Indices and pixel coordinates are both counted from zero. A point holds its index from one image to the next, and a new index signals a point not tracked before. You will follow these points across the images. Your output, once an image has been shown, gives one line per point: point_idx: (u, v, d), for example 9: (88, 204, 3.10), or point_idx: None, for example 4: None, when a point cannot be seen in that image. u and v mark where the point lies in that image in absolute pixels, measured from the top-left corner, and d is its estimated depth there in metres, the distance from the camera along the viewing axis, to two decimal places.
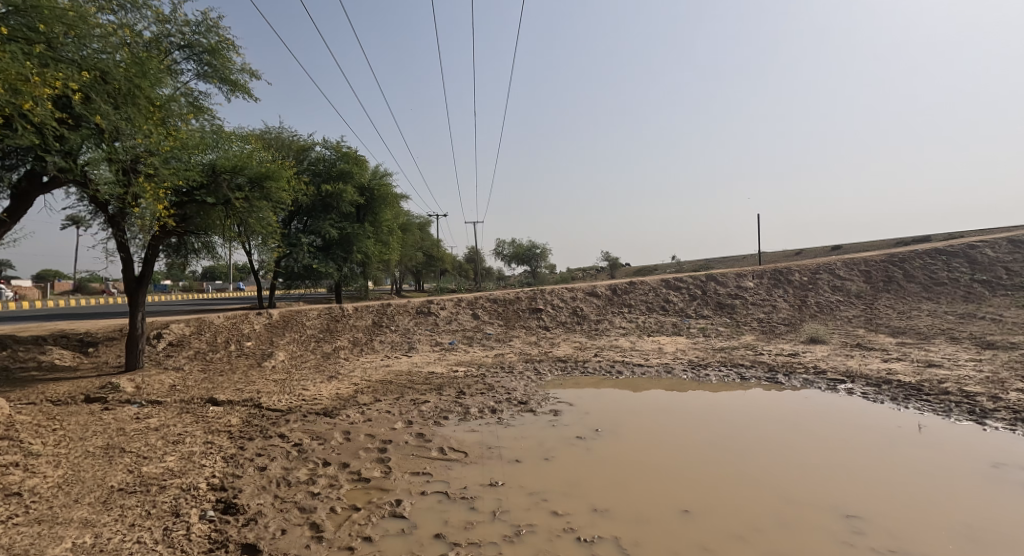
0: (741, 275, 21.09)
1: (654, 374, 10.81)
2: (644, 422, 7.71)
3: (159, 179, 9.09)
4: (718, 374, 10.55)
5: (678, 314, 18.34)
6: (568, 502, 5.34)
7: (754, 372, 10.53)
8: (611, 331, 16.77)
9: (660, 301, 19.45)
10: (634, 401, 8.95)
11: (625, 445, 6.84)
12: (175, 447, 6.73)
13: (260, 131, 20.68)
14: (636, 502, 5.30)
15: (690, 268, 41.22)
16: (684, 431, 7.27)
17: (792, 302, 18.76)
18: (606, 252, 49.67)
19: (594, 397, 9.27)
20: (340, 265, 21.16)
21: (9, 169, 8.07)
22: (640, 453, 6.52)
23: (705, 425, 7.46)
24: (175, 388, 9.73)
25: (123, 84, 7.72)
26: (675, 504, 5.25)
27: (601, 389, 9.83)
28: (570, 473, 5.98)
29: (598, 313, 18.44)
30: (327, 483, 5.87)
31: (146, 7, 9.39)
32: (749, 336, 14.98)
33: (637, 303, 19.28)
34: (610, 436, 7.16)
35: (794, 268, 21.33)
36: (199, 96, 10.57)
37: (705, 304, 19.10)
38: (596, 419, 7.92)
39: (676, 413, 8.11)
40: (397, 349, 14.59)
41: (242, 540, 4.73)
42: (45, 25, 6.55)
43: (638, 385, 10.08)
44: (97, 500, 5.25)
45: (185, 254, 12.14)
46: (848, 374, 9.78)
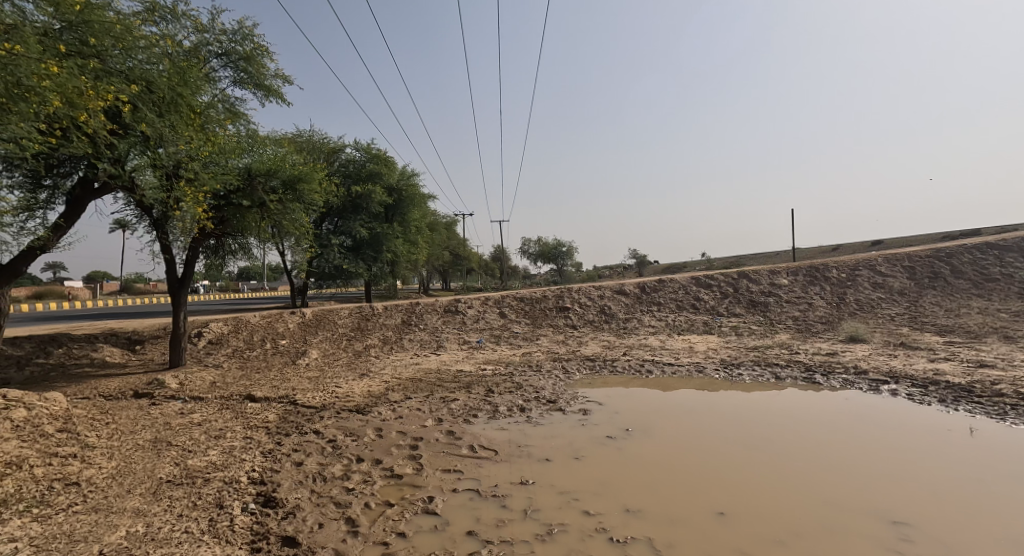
0: (775, 272, 20.61)
1: (685, 373, 10.67)
2: (674, 421, 7.68)
3: (198, 183, 9.35)
4: (752, 374, 10.34)
5: (709, 313, 18.03)
6: (599, 502, 5.33)
7: (790, 372, 10.28)
8: (641, 330, 16.60)
9: (690, 299, 19.14)
10: (664, 400, 8.92)
11: (655, 445, 6.80)
12: (218, 442, 6.98)
13: (292, 135, 21.17)
14: (668, 502, 5.28)
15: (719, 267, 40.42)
16: (717, 431, 7.20)
17: (830, 300, 18.24)
18: (635, 250, 49.09)
19: (624, 396, 9.24)
20: (370, 265, 21.49)
21: (64, 176, 8.47)
22: (670, 452, 6.51)
23: (738, 425, 7.40)
24: (215, 385, 10.07)
25: (167, 93, 8.06)
26: (710, 505, 5.20)
27: (630, 389, 9.77)
28: (601, 472, 5.98)
29: (626, 312, 18.28)
30: (361, 479, 5.99)
31: (186, 17, 9.73)
32: (784, 335, 14.65)
33: (666, 301, 19.04)
34: (641, 436, 7.12)
35: (832, 265, 20.74)
36: (235, 102, 10.91)
37: (737, 302, 18.71)
38: (626, 418, 7.87)
39: (707, 412, 8.06)
40: (426, 348, 14.72)
41: (283, 533, 4.88)
42: (94, 38, 6.88)
43: (668, 385, 9.96)
44: (148, 491, 5.49)
45: (223, 255, 12.51)
46: (891, 374, 9.46)
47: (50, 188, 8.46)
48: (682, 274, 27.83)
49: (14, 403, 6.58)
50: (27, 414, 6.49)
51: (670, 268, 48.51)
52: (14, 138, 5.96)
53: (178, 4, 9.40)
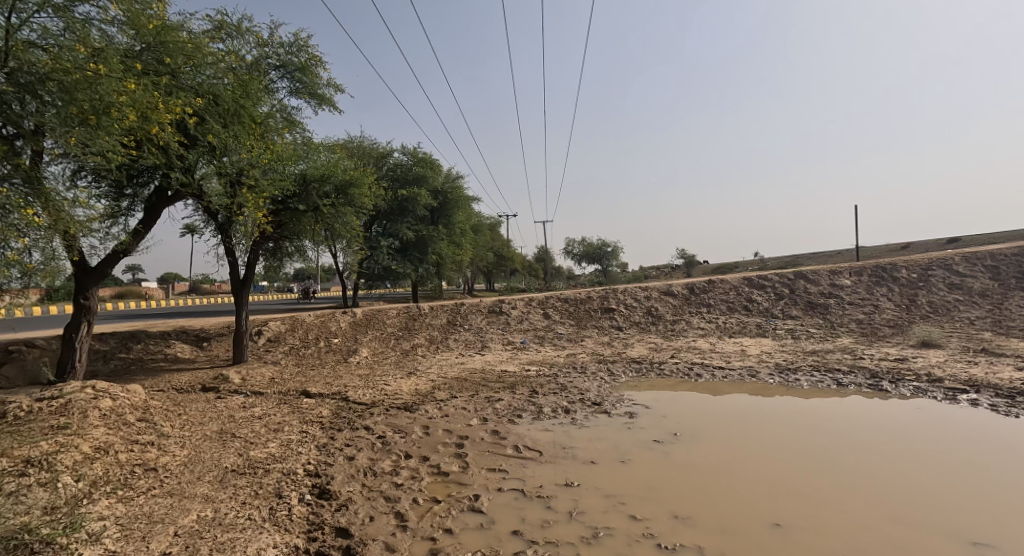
0: (836, 273, 19.78)
1: (736, 377, 10.45)
2: (724, 427, 7.59)
3: (259, 190, 9.84)
4: (810, 379, 10.02)
5: (763, 315, 17.49)
6: (646, 507, 5.35)
7: (853, 378, 9.89)
8: (689, 332, 16.31)
9: (742, 300, 18.64)
10: (714, 404, 8.81)
11: (704, 449, 6.77)
12: (277, 435, 7.41)
13: (343, 141, 22.00)
14: (719, 510, 5.25)
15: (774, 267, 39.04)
16: (771, 439, 7.05)
17: (899, 302, 17.35)
18: (683, 250, 48.08)
19: (671, 399, 9.17)
20: (417, 266, 22.01)
21: (142, 186, 9.21)
22: (721, 458, 6.47)
23: (793, 432, 7.26)
24: (274, 381, 10.63)
25: (231, 106, 8.63)
26: (766, 516, 5.13)
27: (678, 392, 9.67)
28: (648, 477, 5.99)
29: (674, 313, 18.01)
30: (409, 475, 6.24)
31: (249, 32, 10.34)
32: (845, 339, 14.06)
33: (716, 303, 18.61)
34: (690, 441, 7.06)
35: (901, 265, 19.70)
36: (292, 111, 11.50)
37: (794, 304, 18.10)
38: (674, 423, 7.82)
39: (760, 418, 7.93)
40: (471, 348, 14.99)
41: (337, 524, 5.15)
42: (169, 57, 7.45)
43: (718, 389, 9.79)
44: (215, 479, 5.91)
45: (280, 257, 13.16)
46: (970, 384, 8.94)
47: (131, 197, 9.23)
48: (735, 274, 27.07)
49: (102, 394, 7.19)
50: (112, 403, 7.07)
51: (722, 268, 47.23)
52: (102, 152, 6.53)
53: (242, 21, 10.01)
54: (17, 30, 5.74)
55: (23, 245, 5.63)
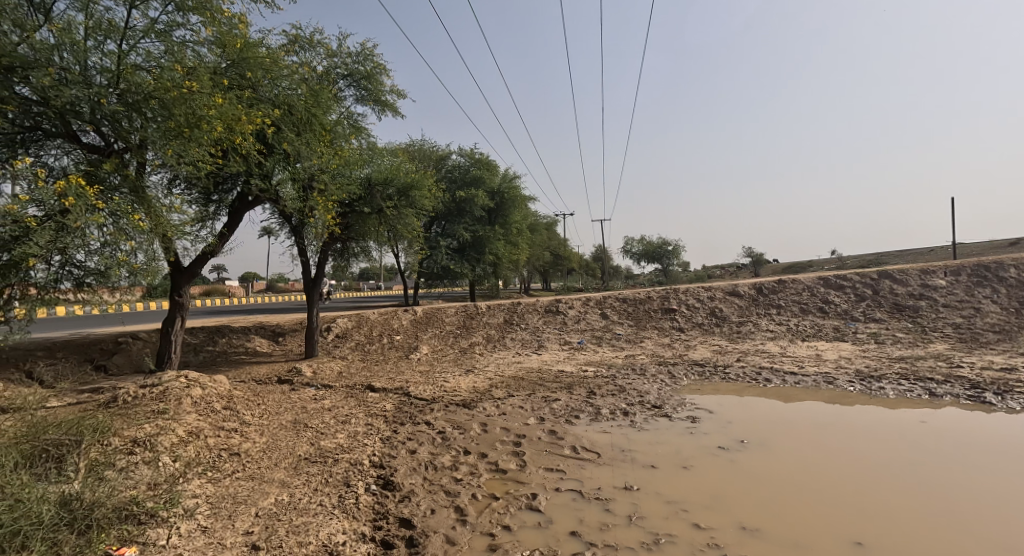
0: (928, 273, 18.46)
1: (811, 384, 10.00)
2: (796, 436, 7.31)
3: (329, 193, 10.30)
4: (897, 388, 9.42)
5: (840, 317, 16.52)
6: (711, 516, 5.28)
7: (949, 388, 9.21)
8: (756, 334, 15.71)
9: (817, 301, 17.74)
10: (786, 411, 8.48)
11: (774, 459, 6.56)
12: (344, 426, 7.83)
13: (405, 145, 22.75)
14: (793, 525, 5.08)
15: (855, 266, 36.76)
16: (846, 451, 6.74)
17: (1005, 304, 15.96)
18: (751, 249, 46.23)
19: (737, 404, 8.92)
20: (474, 266, 22.40)
21: (226, 192, 9.96)
22: (793, 469, 6.24)
23: (874, 444, 6.89)
24: (341, 375, 11.21)
25: (304, 114, 9.21)
26: (844, 533, 4.94)
27: (744, 397, 9.40)
28: (712, 484, 5.89)
29: (739, 315, 17.40)
30: (468, 471, 6.44)
31: (320, 45, 10.95)
32: (938, 345, 13.05)
33: (787, 303, 17.84)
34: (757, 450, 6.86)
35: (1008, 265, 18.11)
36: (358, 117, 12.06)
37: (877, 306, 17.00)
38: (740, 429, 7.62)
39: (837, 428, 7.57)
40: (527, 348, 15.09)
41: (400, 515, 5.40)
42: (250, 72, 8.05)
43: (789, 396, 9.42)
44: (290, 465, 6.34)
45: (347, 258, 13.81)
46: None
47: (217, 202, 9.99)
48: (808, 274, 25.71)
49: (193, 383, 7.87)
50: (201, 392, 7.73)
51: (793, 268, 44.92)
52: (193, 162, 7.09)
53: (314, 34, 10.62)
54: (125, 55, 6.41)
55: (130, 247, 6.23)
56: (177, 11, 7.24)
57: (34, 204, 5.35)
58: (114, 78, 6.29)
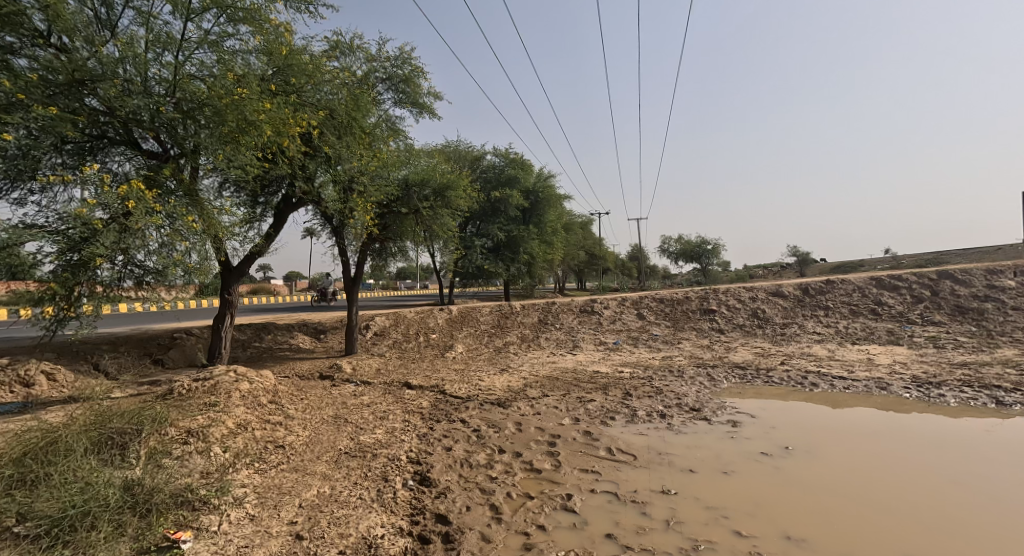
0: (994, 274, 17.52)
1: (862, 389, 9.66)
2: (847, 444, 7.07)
3: (368, 195, 10.52)
4: (958, 395, 8.99)
5: (894, 320, 15.81)
6: (754, 524, 5.18)
7: (1017, 397, 8.72)
8: (802, 336, 15.24)
9: (870, 303, 17.07)
10: (834, 418, 8.21)
11: (822, 467, 6.37)
12: (383, 422, 8.03)
13: (441, 146, 23.04)
14: (845, 538, 4.91)
15: (911, 266, 35.10)
16: (900, 460, 6.49)
17: None
18: (797, 248, 44.79)
19: (781, 409, 8.71)
20: (509, 265, 22.51)
21: (272, 194, 10.36)
22: (843, 478, 6.04)
23: (931, 454, 6.60)
24: (380, 372, 11.49)
25: (345, 118, 9.45)
26: (898, 547, 4.77)
27: (789, 402, 9.16)
28: (755, 491, 5.78)
29: (783, 316, 16.91)
30: (503, 469, 6.51)
31: (360, 50, 11.22)
32: (1006, 350, 12.35)
33: (835, 305, 17.23)
34: (803, 456, 6.68)
35: None
36: (396, 120, 12.31)
37: (936, 309, 16.23)
38: (785, 435, 7.43)
39: (890, 436, 7.29)
40: (562, 348, 15.07)
41: (436, 511, 5.50)
42: (294, 78, 8.32)
43: (837, 401, 9.12)
44: (332, 459, 6.56)
45: (385, 257, 14.10)
46: None
47: (264, 204, 10.40)
48: (858, 274, 24.69)
49: (241, 377, 8.24)
50: (249, 386, 8.07)
51: (841, 268, 43.22)
52: (242, 165, 7.39)
53: (354, 39, 10.89)
54: (181, 66, 6.76)
55: (185, 247, 6.55)
56: (228, 22, 7.58)
57: (100, 207, 5.75)
58: (171, 88, 6.64)
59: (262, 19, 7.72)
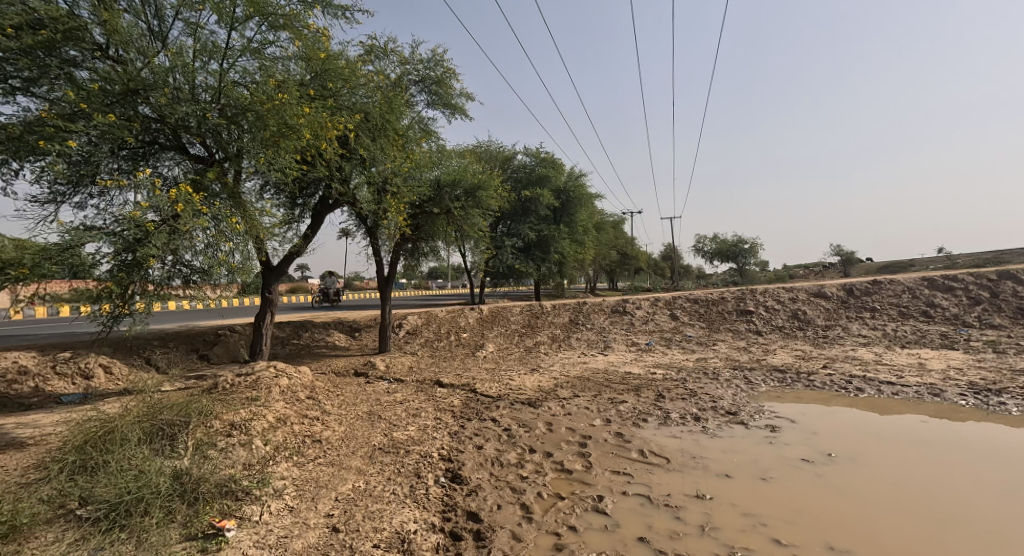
0: None
1: (913, 395, 9.31)
2: (892, 452, 6.85)
3: (401, 196, 10.71)
4: (1019, 404, 8.57)
5: (948, 323, 15.16)
6: (793, 532, 5.09)
7: None
8: (846, 338, 14.76)
9: (922, 305, 16.41)
10: (879, 425, 7.94)
11: (866, 476, 6.18)
12: (415, 419, 8.17)
13: (473, 146, 23.22)
14: (889, 551, 4.78)
15: (966, 266, 33.52)
16: (951, 471, 6.25)
17: None
18: (840, 248, 43.36)
19: (823, 414, 8.47)
20: (540, 265, 22.54)
21: (309, 196, 10.67)
22: (888, 488, 5.86)
23: (985, 466, 6.33)
24: (412, 370, 11.69)
25: (379, 120, 9.65)
26: None
27: (831, 407, 8.91)
28: (795, 498, 5.67)
29: (826, 318, 16.41)
30: (534, 469, 6.55)
31: (393, 53, 11.43)
32: None
33: (883, 306, 16.63)
34: (847, 464, 6.51)
35: None
36: (429, 121, 12.48)
37: (994, 312, 15.48)
38: (827, 441, 7.25)
39: (940, 445, 7.02)
40: (593, 348, 15.01)
41: (467, 508, 5.58)
42: (331, 83, 8.54)
43: (886, 408, 8.81)
44: (366, 454, 6.73)
45: (417, 257, 14.32)
46: None
47: (302, 206, 10.72)
48: (910, 274, 23.77)
49: (280, 373, 8.52)
50: (288, 381, 8.34)
51: (889, 268, 41.61)
52: (282, 168, 7.64)
53: (388, 43, 11.10)
54: (225, 73, 7.05)
55: (229, 248, 6.82)
56: (268, 29, 7.85)
57: (152, 210, 6.05)
58: (216, 95, 6.94)
59: (300, 25, 7.95)
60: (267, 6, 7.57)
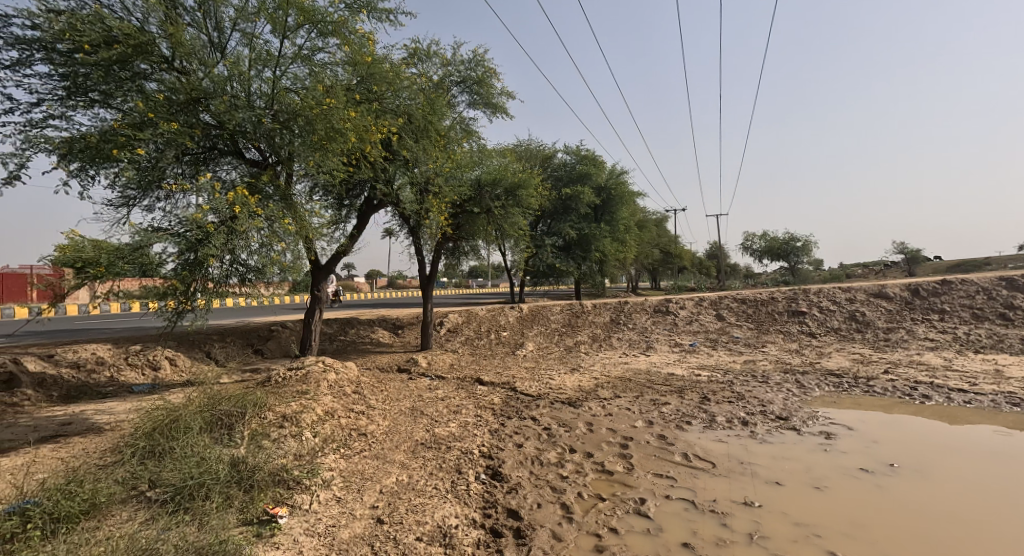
0: None
1: (988, 404, 8.79)
2: (960, 465, 6.48)
3: (443, 196, 10.89)
4: None
5: None
6: (849, 545, 4.91)
7: None
8: (911, 341, 14.03)
9: (997, 307, 15.43)
10: (947, 435, 7.52)
11: (931, 489, 5.88)
12: (455, 416, 8.31)
13: (513, 145, 23.32)
14: None
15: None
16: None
17: None
18: (902, 246, 41.20)
19: (884, 422, 8.10)
20: (580, 263, 22.47)
21: (356, 197, 11.01)
22: (955, 502, 5.57)
23: None
24: (453, 367, 11.88)
25: (421, 122, 9.82)
26: None
27: (893, 415, 8.50)
28: (852, 510, 5.46)
29: (888, 320, 15.66)
30: (574, 469, 6.56)
31: (436, 55, 11.63)
32: None
33: (953, 308, 15.73)
34: (910, 477, 6.20)
35: None
36: (470, 121, 12.62)
37: None
38: (888, 451, 6.93)
39: (1016, 459, 6.59)
40: (636, 348, 14.85)
41: (508, 506, 5.65)
42: (376, 86, 8.79)
43: (959, 417, 8.35)
44: (409, 449, 6.90)
45: (458, 256, 14.52)
46: None
47: (348, 207, 11.07)
48: (982, 274, 22.35)
49: (328, 368, 8.84)
50: (335, 376, 8.64)
51: (958, 267, 39.18)
52: (330, 170, 7.91)
53: (430, 45, 11.29)
54: (278, 80, 7.35)
55: (281, 247, 7.10)
56: (318, 36, 8.13)
57: (212, 212, 6.38)
58: (270, 101, 7.24)
59: (348, 31, 8.19)
60: (317, 14, 7.85)
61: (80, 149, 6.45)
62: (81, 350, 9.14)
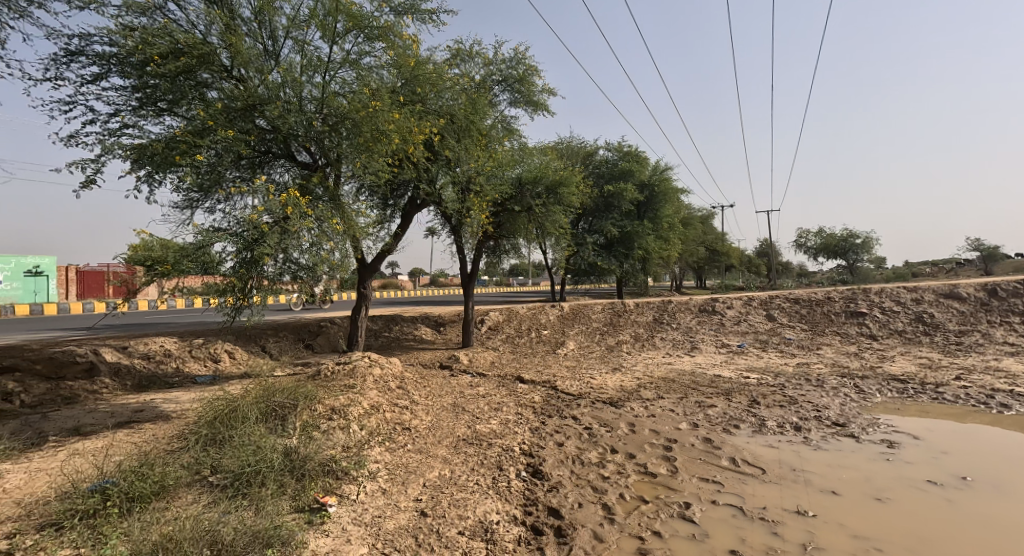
0: None
1: None
2: None
3: (484, 194, 10.99)
4: None
5: None
6: None
7: None
8: (987, 345, 13.21)
9: None
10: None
11: (1005, 505, 5.54)
12: (496, 413, 8.40)
13: (554, 143, 23.27)
14: None
15: None
16: None
17: None
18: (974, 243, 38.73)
19: (953, 433, 7.65)
20: (623, 262, 22.22)
21: (400, 197, 11.27)
22: None
23: None
24: (494, 365, 12.00)
25: (463, 122, 9.94)
26: None
27: (962, 424, 8.03)
28: (915, 524, 5.22)
29: (961, 323, 14.79)
30: (616, 469, 6.52)
31: (477, 56, 11.75)
32: None
33: None
34: (982, 491, 5.85)
35: None
36: (511, 120, 12.68)
37: None
38: (958, 463, 6.54)
39: None
40: (680, 348, 14.57)
41: (549, 504, 5.68)
42: (419, 88, 8.97)
43: None
44: (451, 444, 7.03)
45: (499, 255, 14.62)
46: None
47: (392, 206, 11.33)
48: None
49: (373, 363, 9.10)
50: (380, 371, 8.88)
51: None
52: (376, 171, 8.11)
53: (473, 45, 11.41)
54: (327, 85, 7.62)
55: (330, 246, 7.32)
56: (365, 40, 8.37)
57: (266, 213, 6.67)
58: (320, 105, 7.49)
59: (394, 35, 8.38)
60: (364, 19, 8.07)
61: (148, 155, 6.90)
62: (151, 342, 9.73)
